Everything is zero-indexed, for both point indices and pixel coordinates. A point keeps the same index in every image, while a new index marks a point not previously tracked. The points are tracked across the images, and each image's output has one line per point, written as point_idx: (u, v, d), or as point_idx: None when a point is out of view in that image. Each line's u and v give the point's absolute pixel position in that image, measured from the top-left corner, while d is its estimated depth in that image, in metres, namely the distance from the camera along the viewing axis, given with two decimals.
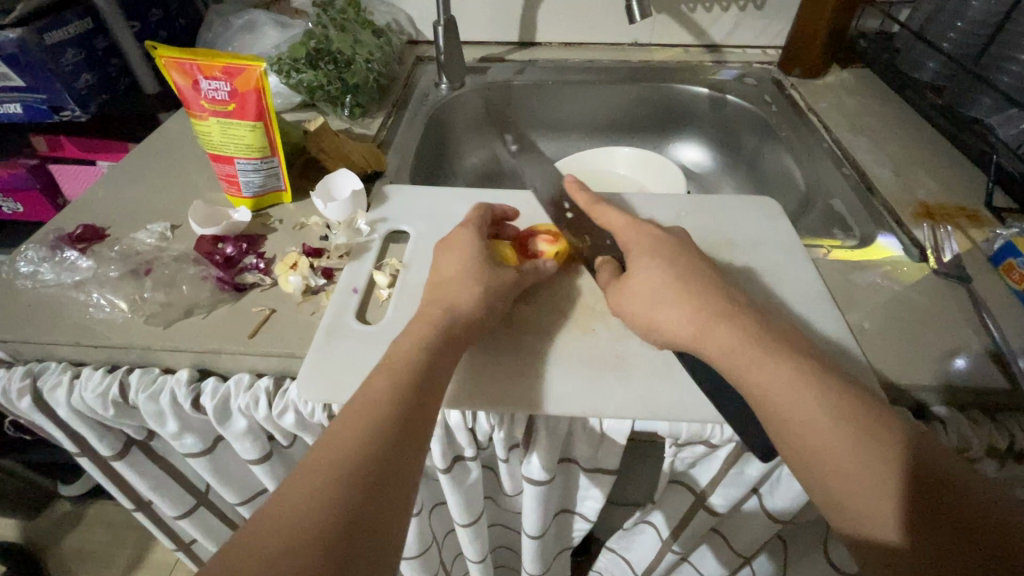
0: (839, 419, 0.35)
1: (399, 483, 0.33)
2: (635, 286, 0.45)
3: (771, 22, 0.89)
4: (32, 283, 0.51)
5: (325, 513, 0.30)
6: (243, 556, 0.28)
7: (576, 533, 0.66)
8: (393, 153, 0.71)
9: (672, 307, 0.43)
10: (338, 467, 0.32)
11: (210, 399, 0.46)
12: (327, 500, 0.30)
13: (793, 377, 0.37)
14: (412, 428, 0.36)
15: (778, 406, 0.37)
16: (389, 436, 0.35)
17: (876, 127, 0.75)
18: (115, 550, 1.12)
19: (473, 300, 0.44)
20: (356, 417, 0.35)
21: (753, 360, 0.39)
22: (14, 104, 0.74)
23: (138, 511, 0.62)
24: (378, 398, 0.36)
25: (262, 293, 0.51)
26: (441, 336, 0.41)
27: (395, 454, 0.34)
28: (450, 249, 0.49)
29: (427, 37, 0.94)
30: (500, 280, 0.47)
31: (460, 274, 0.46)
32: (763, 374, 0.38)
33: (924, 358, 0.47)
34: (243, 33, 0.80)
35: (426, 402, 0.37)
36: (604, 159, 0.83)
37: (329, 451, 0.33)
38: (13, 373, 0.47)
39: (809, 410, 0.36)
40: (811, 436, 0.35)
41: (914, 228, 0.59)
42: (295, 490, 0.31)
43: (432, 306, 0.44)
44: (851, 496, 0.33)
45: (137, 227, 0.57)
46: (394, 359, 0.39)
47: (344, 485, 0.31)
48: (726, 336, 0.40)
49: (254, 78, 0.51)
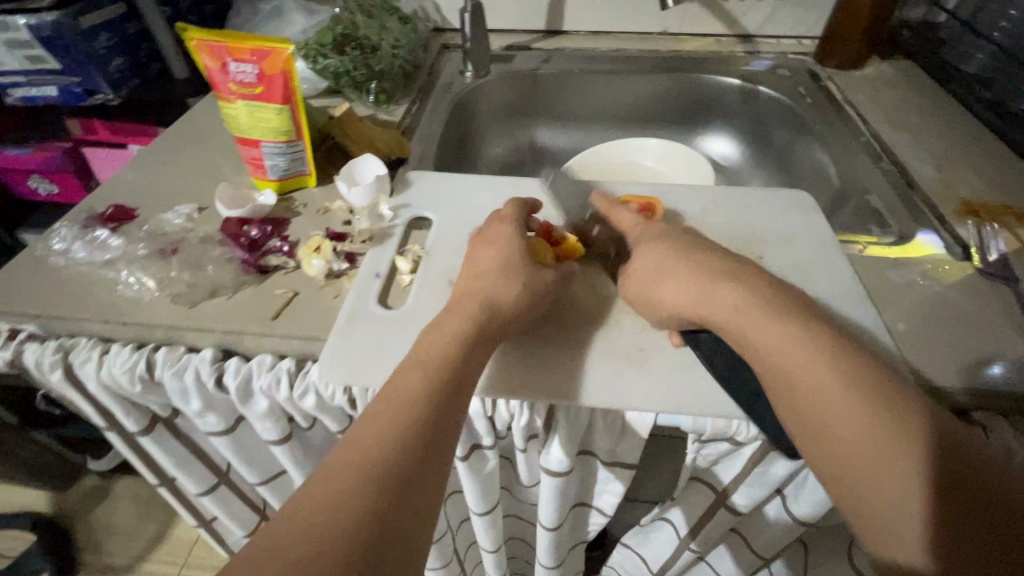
0: (878, 417, 0.33)
1: (429, 487, 0.33)
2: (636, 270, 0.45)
3: (808, 11, 0.86)
4: (64, 260, 0.52)
5: (358, 517, 0.30)
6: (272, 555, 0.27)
7: (591, 527, 0.65)
8: (417, 140, 0.71)
9: (678, 278, 0.42)
10: (373, 472, 0.32)
11: (233, 378, 0.46)
12: (356, 511, 0.30)
13: (829, 371, 0.35)
14: (445, 431, 0.35)
15: (806, 405, 0.35)
16: (421, 437, 0.34)
17: (918, 122, 0.71)
18: (139, 526, 1.16)
19: (516, 292, 0.44)
20: (383, 415, 0.34)
21: (756, 327, 0.38)
22: (50, 87, 0.76)
23: (163, 487, 0.63)
24: (409, 399, 0.35)
25: (286, 275, 0.51)
26: (481, 325, 0.41)
27: (431, 459, 0.34)
28: (489, 240, 0.48)
29: (453, 24, 0.93)
30: (537, 274, 0.45)
31: (498, 268, 0.45)
32: (799, 368, 0.36)
33: (967, 361, 0.45)
34: (271, 20, 0.80)
35: (460, 406, 0.37)
36: (629, 149, 0.81)
37: (357, 452, 0.33)
38: (46, 346, 0.48)
39: (842, 418, 0.34)
40: (845, 440, 0.34)
41: (957, 226, 0.57)
42: (325, 494, 0.30)
43: (467, 300, 0.43)
44: (880, 504, 0.33)
45: (165, 208, 0.58)
46: (427, 358, 0.38)
47: (375, 489, 0.31)
48: (731, 306, 0.40)
49: (282, 61, 0.51)
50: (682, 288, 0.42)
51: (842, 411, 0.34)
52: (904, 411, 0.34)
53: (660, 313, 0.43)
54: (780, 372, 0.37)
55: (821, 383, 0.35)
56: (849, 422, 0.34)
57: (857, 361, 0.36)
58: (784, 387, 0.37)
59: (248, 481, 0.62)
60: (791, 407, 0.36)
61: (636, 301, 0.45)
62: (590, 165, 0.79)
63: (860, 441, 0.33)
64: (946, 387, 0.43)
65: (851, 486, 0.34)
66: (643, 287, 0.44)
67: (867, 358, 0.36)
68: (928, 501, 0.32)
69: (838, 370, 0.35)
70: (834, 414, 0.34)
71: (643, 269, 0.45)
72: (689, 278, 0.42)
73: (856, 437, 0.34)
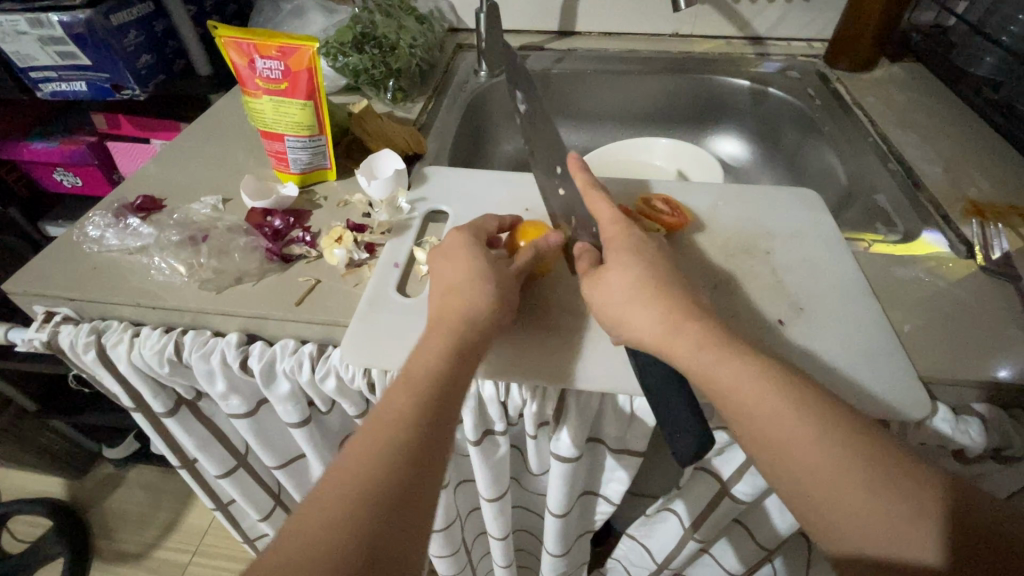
0: (839, 441, 0.34)
1: (415, 513, 0.33)
2: (602, 291, 0.44)
3: (819, 13, 0.87)
4: (98, 247, 0.54)
5: (343, 549, 0.30)
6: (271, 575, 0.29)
7: (598, 516, 0.67)
8: (432, 137, 0.73)
9: (644, 308, 0.41)
10: (355, 504, 0.32)
11: (257, 360, 0.48)
12: (350, 529, 0.31)
13: (783, 400, 0.36)
14: (434, 442, 0.36)
15: (761, 429, 0.36)
16: (411, 452, 0.35)
17: (926, 123, 0.73)
18: (152, 513, 1.18)
19: (494, 305, 0.43)
20: (363, 445, 0.35)
21: (702, 356, 0.38)
22: (80, 83, 0.79)
23: (184, 469, 0.65)
24: (396, 417, 0.36)
25: (308, 264, 0.53)
26: (463, 341, 0.41)
27: (417, 485, 0.34)
28: (447, 256, 0.46)
29: (468, 24, 0.95)
30: (509, 289, 0.45)
31: (472, 276, 0.44)
32: (756, 394, 0.37)
33: (965, 355, 0.46)
34: (292, 19, 0.83)
35: (448, 416, 0.38)
36: (639, 149, 0.82)
37: (346, 481, 0.33)
38: (80, 329, 0.50)
39: (799, 436, 0.35)
40: (812, 469, 0.34)
41: (962, 226, 0.58)
42: (310, 530, 0.31)
43: (449, 309, 0.42)
44: (862, 532, 0.33)
45: (191, 199, 0.60)
46: (411, 374, 0.39)
47: (367, 509, 0.32)
48: (693, 338, 0.39)
49: (307, 58, 0.53)
50: (647, 314, 0.41)
51: (810, 439, 0.35)
52: (860, 432, 0.35)
53: (633, 340, 0.42)
54: (742, 406, 0.37)
55: (783, 414, 0.36)
56: (817, 452, 0.34)
57: (807, 383, 0.37)
58: (749, 422, 0.37)
59: (265, 465, 0.64)
60: (760, 441, 0.36)
61: (609, 324, 0.43)
62: (602, 163, 0.81)
63: (834, 467, 0.34)
64: (942, 378, 0.45)
65: (834, 520, 0.34)
66: (609, 307, 0.43)
67: (813, 382, 0.38)
68: (908, 519, 0.32)
69: (781, 385, 0.37)
70: (802, 447, 0.35)
71: (610, 286, 0.43)
72: (653, 309, 0.41)
73: (827, 465, 0.34)
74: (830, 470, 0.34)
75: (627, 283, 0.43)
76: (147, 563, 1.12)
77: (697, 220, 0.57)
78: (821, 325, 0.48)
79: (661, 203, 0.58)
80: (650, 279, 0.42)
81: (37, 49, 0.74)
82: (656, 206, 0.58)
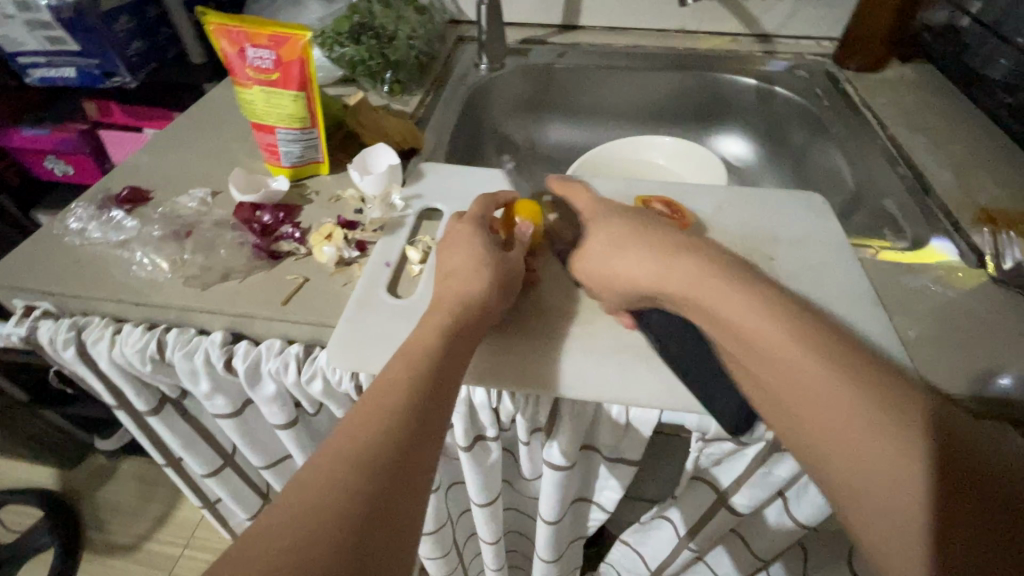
0: (875, 411, 0.32)
1: (418, 477, 0.32)
2: (591, 245, 0.47)
3: (829, 12, 0.84)
4: (80, 239, 0.52)
5: (347, 504, 0.28)
6: (262, 535, 0.26)
7: (591, 523, 0.65)
8: (429, 132, 0.71)
9: (628, 253, 0.44)
10: (359, 464, 0.30)
11: (242, 361, 0.47)
12: (349, 489, 0.29)
13: (820, 363, 0.34)
14: (434, 411, 0.35)
15: (802, 388, 0.34)
16: (409, 419, 0.33)
17: (936, 127, 0.71)
18: (144, 505, 1.17)
19: (485, 289, 0.42)
20: (364, 411, 0.33)
21: (739, 315, 0.38)
22: (69, 69, 0.77)
23: (169, 467, 0.64)
24: (395, 384, 0.35)
25: (297, 262, 0.51)
26: (457, 326, 0.40)
27: (419, 449, 0.32)
28: (449, 242, 0.46)
29: (469, 16, 0.93)
30: (511, 281, 0.45)
31: (464, 262, 0.44)
32: (789, 356, 0.35)
33: (973, 369, 0.44)
34: (287, 6, 0.81)
35: (446, 389, 0.36)
36: (643, 147, 0.80)
37: (347, 444, 0.31)
38: (60, 324, 0.49)
39: (838, 397, 0.33)
40: (839, 430, 0.32)
41: (973, 234, 0.56)
42: (311, 484, 0.29)
43: (443, 296, 0.42)
44: (888, 520, 0.30)
45: (179, 191, 0.58)
46: (409, 348, 0.38)
47: (366, 470, 0.30)
48: (687, 271, 0.41)
49: (299, 48, 0.51)
50: (632, 260, 0.44)
51: (848, 419, 0.32)
52: (899, 403, 0.32)
53: (624, 291, 0.44)
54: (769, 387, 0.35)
55: (819, 391, 0.33)
56: (852, 421, 0.32)
57: (847, 355, 0.35)
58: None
59: (253, 465, 0.63)
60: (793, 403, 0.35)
61: (596, 280, 0.46)
62: (603, 161, 0.79)
63: (867, 452, 0.31)
64: (952, 394, 0.43)
65: (865, 504, 0.31)
66: (601, 258, 0.46)
67: (858, 353, 0.35)
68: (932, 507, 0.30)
69: (817, 354, 0.34)
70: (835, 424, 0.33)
71: (603, 240, 0.47)
72: (638, 253, 0.44)
73: (855, 429, 0.32)
74: (868, 431, 0.32)
75: (618, 235, 0.46)
76: (138, 555, 1.11)
77: (700, 224, 0.56)
78: None
79: (661, 205, 0.56)
80: (639, 233, 0.46)
81: (24, 33, 0.72)
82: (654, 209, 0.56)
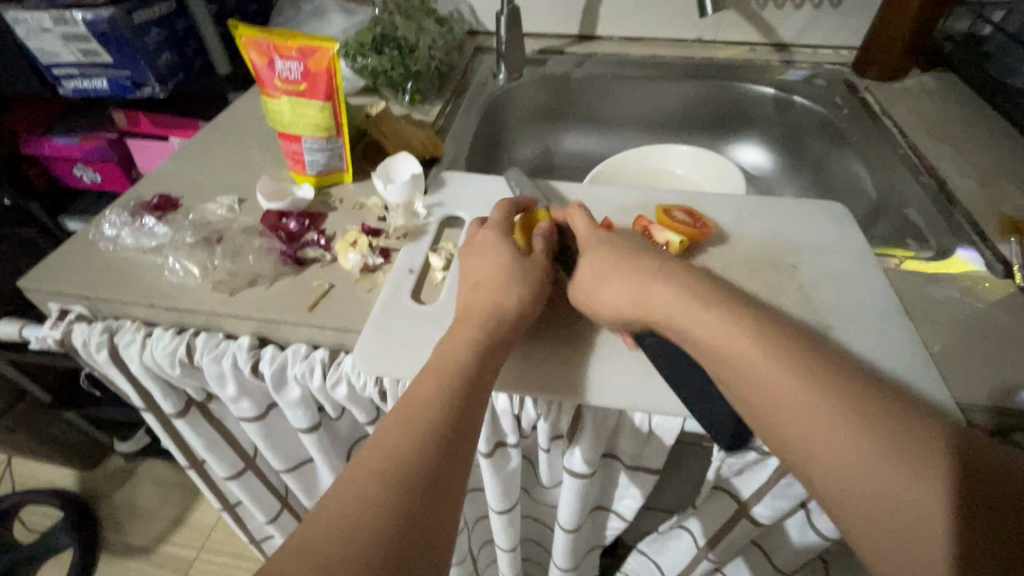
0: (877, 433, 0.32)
1: (449, 492, 0.32)
2: (585, 269, 0.45)
3: (848, 21, 0.84)
4: (113, 245, 0.54)
5: (376, 521, 0.29)
6: (300, 554, 0.27)
7: (609, 532, 0.65)
8: (450, 141, 0.72)
9: (620, 279, 0.43)
10: (390, 480, 0.31)
11: (269, 365, 0.48)
12: (383, 506, 0.29)
13: (818, 385, 0.34)
14: (462, 425, 0.35)
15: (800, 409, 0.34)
16: (439, 434, 0.34)
17: (960, 136, 0.70)
18: (161, 508, 1.18)
19: (518, 303, 0.43)
20: (393, 428, 0.33)
21: (738, 339, 0.37)
22: (101, 79, 0.79)
23: (192, 470, 0.65)
24: (426, 398, 0.35)
25: (322, 268, 0.52)
26: (490, 337, 0.40)
27: (449, 464, 0.33)
28: (476, 250, 0.47)
29: (487, 27, 0.94)
30: (541, 289, 0.45)
31: (495, 273, 0.44)
32: (789, 376, 0.35)
33: (1004, 380, 0.44)
34: (311, 19, 0.83)
35: (476, 400, 0.37)
36: (661, 156, 0.81)
37: (376, 461, 0.32)
38: (93, 328, 0.50)
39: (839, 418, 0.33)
40: (842, 451, 0.32)
41: (1000, 243, 0.56)
42: (346, 503, 0.29)
43: (475, 306, 0.42)
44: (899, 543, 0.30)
45: (207, 199, 0.60)
46: (441, 360, 0.38)
47: (399, 486, 0.31)
48: (670, 299, 0.40)
49: (327, 59, 0.53)
50: (626, 287, 0.42)
51: (850, 438, 0.32)
52: (896, 419, 0.33)
53: (616, 317, 0.43)
54: (774, 404, 0.35)
55: (824, 414, 0.33)
56: (852, 440, 0.32)
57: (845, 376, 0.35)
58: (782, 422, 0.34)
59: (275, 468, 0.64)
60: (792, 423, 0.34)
61: (589, 303, 0.44)
62: (622, 170, 0.79)
63: (871, 473, 0.31)
64: (981, 405, 0.43)
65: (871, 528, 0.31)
66: (593, 283, 0.44)
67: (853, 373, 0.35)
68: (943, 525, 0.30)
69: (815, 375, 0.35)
70: (856, 445, 0.32)
71: (593, 264, 0.45)
72: (629, 280, 0.42)
73: (861, 452, 0.32)
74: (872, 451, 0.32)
75: (613, 259, 0.45)
76: (154, 557, 1.12)
77: (722, 233, 0.56)
78: (851, 348, 0.46)
79: (682, 213, 0.56)
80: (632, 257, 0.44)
81: (60, 45, 0.75)
82: (675, 216, 0.56)
